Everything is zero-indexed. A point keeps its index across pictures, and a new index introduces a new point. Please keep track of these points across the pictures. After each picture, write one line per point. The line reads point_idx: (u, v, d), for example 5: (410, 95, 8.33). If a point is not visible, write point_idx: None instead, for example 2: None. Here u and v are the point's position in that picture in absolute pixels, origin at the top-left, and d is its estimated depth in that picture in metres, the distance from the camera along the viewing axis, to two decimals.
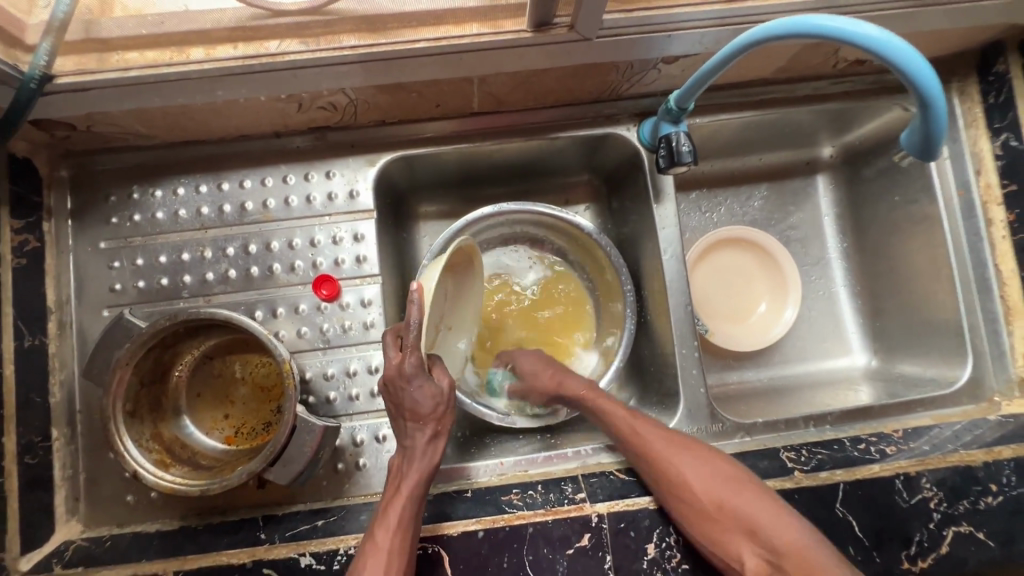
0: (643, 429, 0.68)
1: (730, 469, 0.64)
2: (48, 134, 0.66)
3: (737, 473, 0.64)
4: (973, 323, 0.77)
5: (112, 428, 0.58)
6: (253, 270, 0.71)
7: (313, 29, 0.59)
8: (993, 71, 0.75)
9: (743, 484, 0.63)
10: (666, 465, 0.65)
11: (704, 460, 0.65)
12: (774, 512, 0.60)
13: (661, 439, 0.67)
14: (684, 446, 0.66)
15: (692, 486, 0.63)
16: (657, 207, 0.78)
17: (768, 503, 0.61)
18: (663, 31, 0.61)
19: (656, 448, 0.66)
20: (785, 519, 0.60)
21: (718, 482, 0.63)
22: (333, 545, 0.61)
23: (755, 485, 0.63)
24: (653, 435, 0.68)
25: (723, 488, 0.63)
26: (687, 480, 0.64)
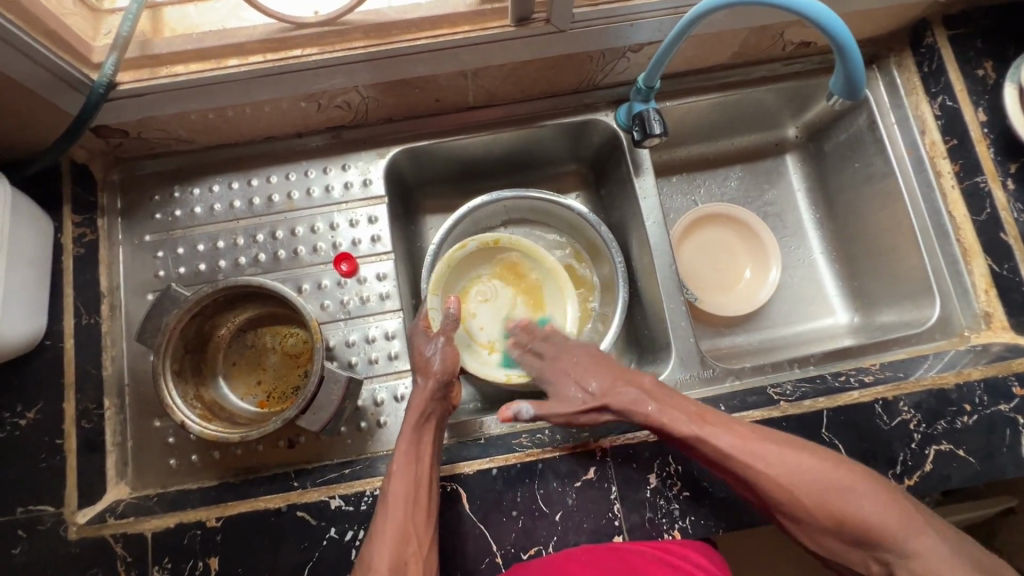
0: (743, 450, 0.64)
1: (839, 474, 0.63)
2: (104, 142, 0.76)
3: (850, 478, 0.63)
4: (936, 267, 0.84)
5: (162, 383, 0.65)
6: (280, 253, 0.80)
7: (330, 37, 0.70)
8: (923, 44, 0.85)
9: (868, 497, 0.62)
10: (776, 489, 0.63)
11: (818, 476, 0.63)
12: (890, 517, 0.60)
13: (762, 458, 0.64)
14: (790, 461, 0.64)
15: (794, 490, 0.63)
16: (637, 179, 0.87)
17: (886, 509, 0.61)
18: (626, 20, 0.71)
19: (762, 474, 0.63)
20: (900, 518, 0.60)
21: (838, 495, 0.62)
22: (360, 487, 0.67)
23: (867, 488, 0.62)
24: (757, 456, 0.64)
25: (828, 493, 0.62)
26: (803, 501, 0.63)
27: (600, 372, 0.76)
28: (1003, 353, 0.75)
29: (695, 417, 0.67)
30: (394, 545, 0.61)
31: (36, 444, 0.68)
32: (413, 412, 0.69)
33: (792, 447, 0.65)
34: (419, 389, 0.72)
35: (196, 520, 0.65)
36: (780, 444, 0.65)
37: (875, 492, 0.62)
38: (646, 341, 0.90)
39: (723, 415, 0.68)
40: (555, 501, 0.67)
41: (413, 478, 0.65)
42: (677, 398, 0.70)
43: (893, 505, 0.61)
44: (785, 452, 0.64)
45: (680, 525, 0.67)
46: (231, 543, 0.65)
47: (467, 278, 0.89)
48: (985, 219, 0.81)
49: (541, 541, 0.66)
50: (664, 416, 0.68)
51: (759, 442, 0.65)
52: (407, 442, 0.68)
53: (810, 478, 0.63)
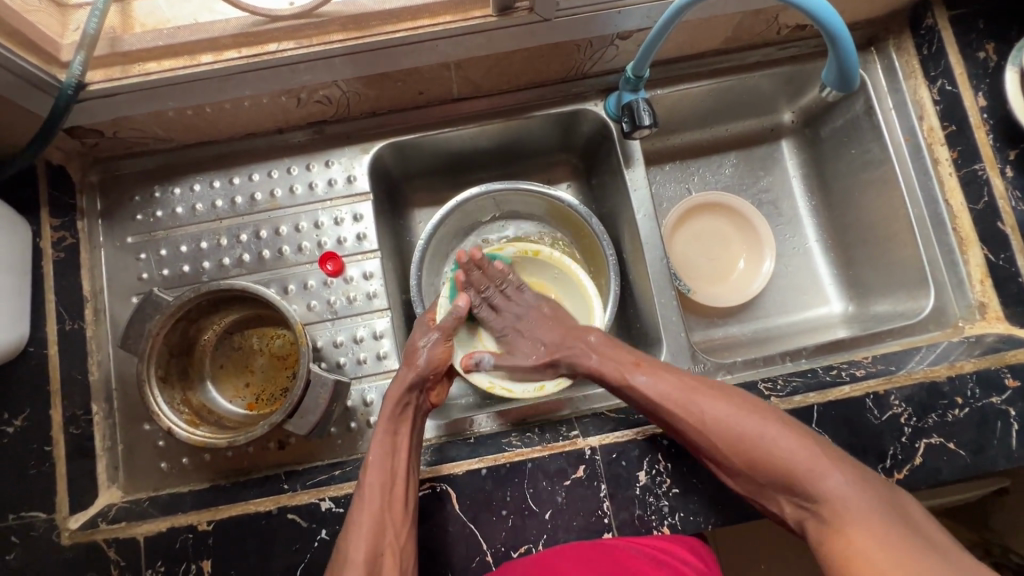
0: (664, 394, 0.68)
1: (751, 418, 0.65)
2: (80, 143, 0.75)
3: (762, 420, 0.64)
4: (932, 256, 0.82)
5: (147, 390, 0.65)
6: (265, 253, 0.79)
7: (306, 30, 0.67)
8: (924, 26, 0.82)
9: (779, 438, 0.63)
10: (694, 429, 0.66)
11: (731, 416, 0.65)
12: (799, 456, 0.61)
13: (683, 403, 0.67)
14: (707, 404, 0.66)
15: (711, 427, 0.65)
16: (628, 170, 0.85)
17: (796, 447, 0.62)
18: (613, 7, 0.69)
19: (680, 414, 0.67)
20: (809, 457, 0.61)
21: (751, 437, 0.63)
22: (350, 489, 0.67)
23: (781, 432, 0.63)
24: (680, 400, 0.67)
25: (739, 431, 0.64)
26: (716, 441, 0.65)
27: (555, 323, 0.80)
28: (997, 344, 0.74)
29: (631, 365, 0.72)
30: (370, 537, 0.61)
31: (24, 451, 0.67)
32: (389, 403, 0.70)
33: (711, 393, 0.68)
34: (399, 380, 0.71)
35: (187, 524, 0.65)
36: (708, 392, 0.67)
37: (792, 437, 0.62)
38: (638, 334, 0.89)
39: (661, 365, 0.72)
40: (545, 499, 0.67)
41: (390, 468, 0.65)
42: (619, 348, 0.75)
43: (807, 446, 0.62)
44: (701, 396, 0.67)
45: (670, 521, 0.67)
46: (223, 546, 0.65)
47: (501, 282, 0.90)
48: (982, 208, 0.79)
49: (531, 539, 0.66)
50: (603, 366, 0.73)
51: (677, 384, 0.69)
52: (384, 433, 0.68)
53: (722, 420, 0.65)
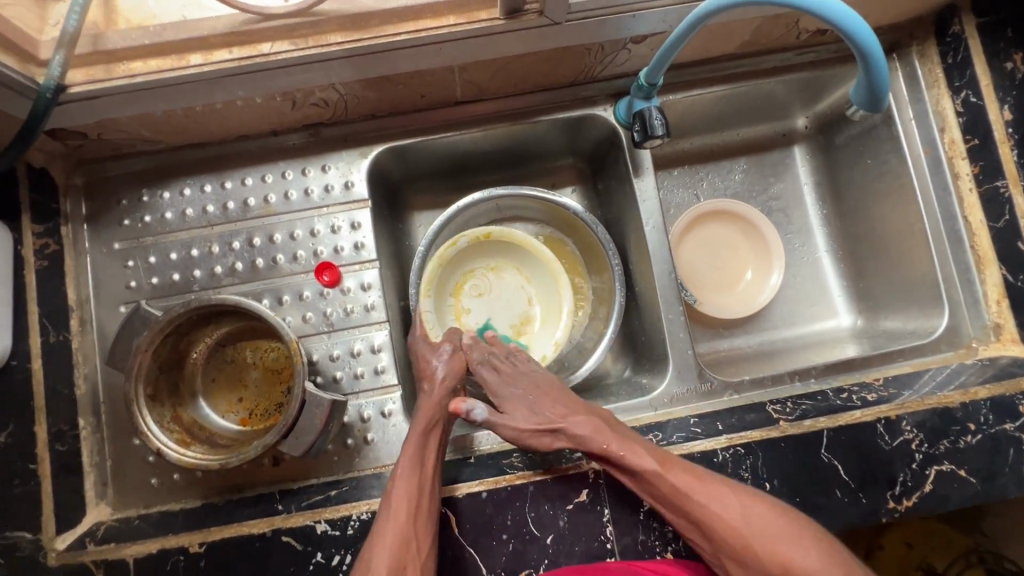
0: (693, 489, 0.61)
1: (784, 523, 0.59)
2: (62, 144, 0.71)
3: (793, 526, 0.59)
4: (948, 274, 0.80)
5: (135, 409, 0.62)
6: (258, 262, 0.76)
7: (302, 30, 0.64)
8: (950, 33, 0.79)
9: (815, 547, 0.58)
10: (720, 529, 0.60)
11: (766, 521, 0.59)
12: (835, 568, 0.57)
13: (708, 502, 0.61)
14: (734, 505, 0.61)
15: (739, 533, 0.59)
16: (637, 180, 0.82)
17: (829, 560, 0.57)
18: (627, 11, 0.65)
19: (712, 512, 0.60)
20: (845, 571, 0.57)
21: (782, 548, 0.58)
22: (346, 511, 0.66)
23: (816, 544, 0.58)
24: (706, 496, 0.61)
25: (771, 539, 0.58)
26: (748, 545, 0.59)
27: (558, 397, 0.71)
28: (1011, 368, 0.73)
29: (653, 458, 0.64)
30: (395, 548, 0.59)
31: (8, 469, 0.65)
32: (421, 415, 0.67)
33: (736, 491, 0.62)
34: (425, 396, 0.70)
35: (178, 545, 0.64)
36: (735, 490, 0.62)
37: (824, 549, 0.58)
38: (643, 347, 0.87)
39: (678, 458, 0.65)
40: (547, 524, 0.66)
41: (417, 481, 0.63)
42: (633, 434, 0.67)
43: (844, 561, 0.57)
44: (729, 495, 0.61)
45: (673, 547, 0.66)
46: (215, 569, 0.63)
47: (458, 274, 0.87)
48: (1002, 227, 0.77)
49: (532, 564, 0.65)
50: (618, 451, 0.64)
51: (704, 482, 0.62)
52: (412, 446, 0.66)
53: (754, 523, 0.59)
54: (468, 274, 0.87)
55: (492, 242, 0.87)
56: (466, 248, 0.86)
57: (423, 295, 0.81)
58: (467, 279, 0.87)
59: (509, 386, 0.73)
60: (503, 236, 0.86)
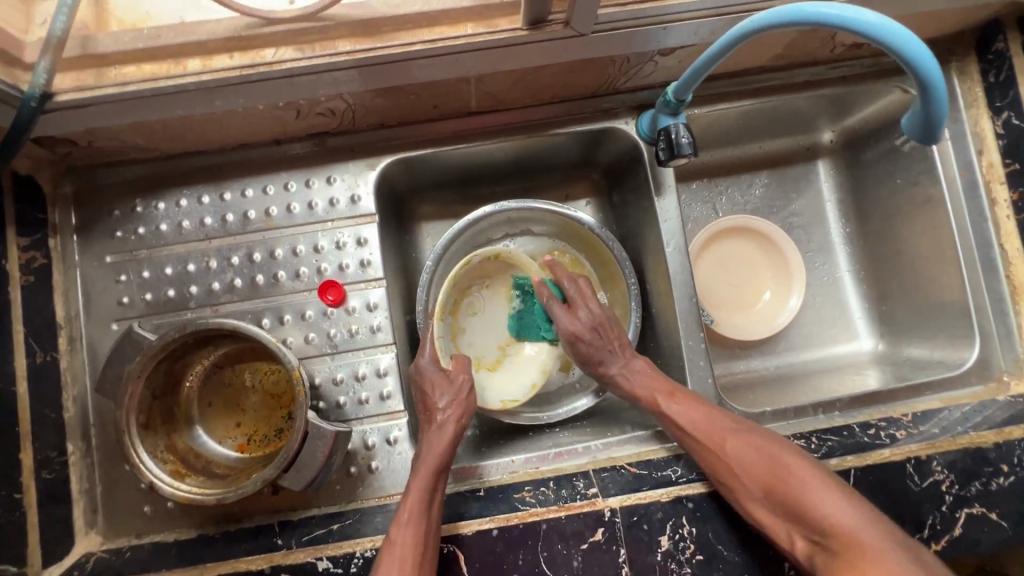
0: (692, 420, 0.68)
1: (776, 451, 0.64)
2: (50, 151, 0.66)
3: (786, 456, 0.63)
4: (979, 304, 0.77)
5: (127, 440, 0.59)
6: (258, 278, 0.72)
7: (309, 36, 0.59)
8: (993, 50, 0.75)
9: (804, 473, 0.61)
10: (714, 455, 0.65)
11: (760, 453, 0.63)
12: (829, 501, 0.58)
13: (707, 430, 0.67)
14: (731, 436, 0.66)
15: (733, 459, 0.64)
16: (658, 199, 0.78)
17: (819, 487, 0.60)
18: (658, 22, 0.61)
19: (703, 440, 0.66)
20: (831, 498, 0.59)
21: (774, 470, 0.62)
22: (349, 548, 0.62)
23: (808, 474, 0.61)
24: (704, 425, 0.67)
25: (762, 464, 0.63)
26: (737, 472, 0.63)
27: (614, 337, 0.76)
28: None
29: (664, 393, 0.71)
30: None
31: None
32: (428, 457, 0.64)
33: (738, 425, 0.67)
34: (433, 433, 0.67)
35: None
36: (736, 426, 0.67)
37: (816, 475, 0.61)
38: (658, 371, 0.83)
39: (692, 394, 0.71)
40: (559, 565, 0.63)
41: (422, 530, 0.59)
42: (654, 374, 0.73)
43: (839, 491, 0.59)
44: (730, 431, 0.66)
45: None
46: None
47: (458, 291, 0.82)
48: None
49: None
50: (636, 388, 0.73)
51: (708, 416, 0.67)
52: (417, 490, 0.62)
53: (746, 452, 0.64)
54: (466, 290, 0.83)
55: (498, 262, 0.82)
56: (475, 268, 0.81)
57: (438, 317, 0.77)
58: (463, 296, 0.83)
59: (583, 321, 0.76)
60: (511, 258, 0.81)
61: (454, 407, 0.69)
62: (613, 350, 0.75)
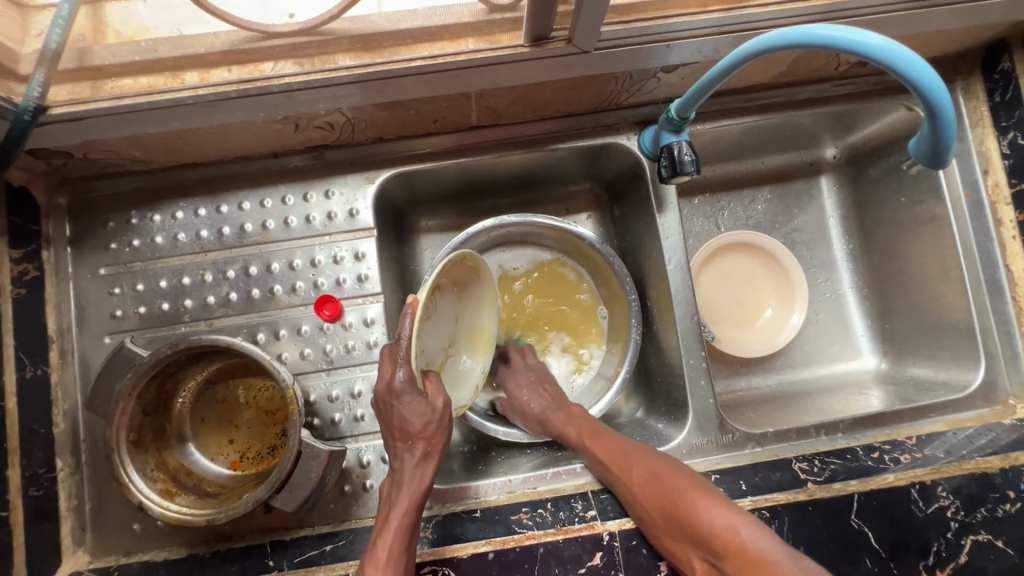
0: (606, 448, 0.68)
1: (678, 474, 0.62)
2: (45, 163, 0.66)
3: (685, 480, 0.61)
4: (984, 324, 0.76)
5: (116, 459, 0.58)
6: (254, 292, 0.71)
7: (308, 50, 0.59)
8: (998, 70, 0.74)
9: (688, 494, 0.59)
10: (621, 482, 0.64)
11: (662, 479, 0.62)
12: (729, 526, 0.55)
13: (616, 455, 0.66)
14: (637, 458, 0.65)
15: (636, 487, 0.63)
16: (660, 216, 0.77)
17: (714, 509, 0.57)
18: (661, 40, 0.60)
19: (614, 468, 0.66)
20: (719, 521, 0.56)
21: (675, 493, 0.60)
22: (343, 570, 0.62)
23: (710, 497, 0.58)
24: (612, 452, 0.67)
25: (658, 487, 0.61)
26: (640, 496, 0.62)
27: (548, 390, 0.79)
28: None
29: (586, 431, 0.72)
30: None
31: None
32: (413, 489, 0.61)
33: (641, 450, 0.66)
34: (404, 462, 0.62)
35: None
36: (640, 449, 0.66)
37: (714, 499, 0.58)
38: (658, 389, 0.82)
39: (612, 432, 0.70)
40: None
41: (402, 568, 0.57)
42: (582, 416, 0.75)
43: (734, 511, 0.57)
44: (637, 458, 0.65)
45: None
46: None
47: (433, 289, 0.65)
48: None
49: None
50: (566, 427, 0.74)
51: (620, 446, 0.67)
52: (397, 528, 0.58)
53: (647, 475, 0.63)
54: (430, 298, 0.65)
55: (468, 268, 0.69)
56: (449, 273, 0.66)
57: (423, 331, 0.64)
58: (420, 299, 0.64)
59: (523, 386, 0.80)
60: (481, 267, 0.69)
61: (431, 431, 0.62)
62: (548, 400, 0.78)
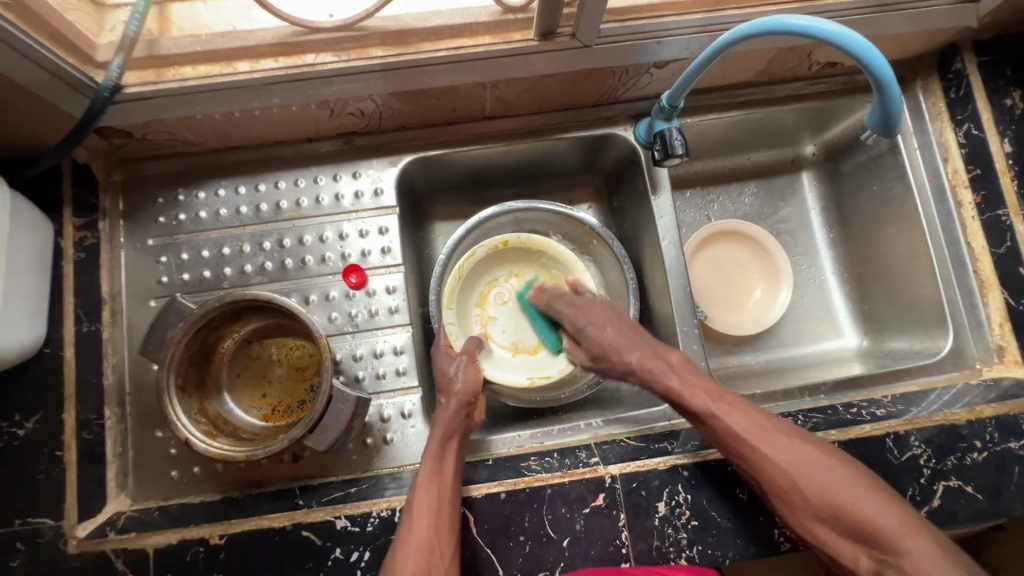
0: (748, 429, 0.67)
1: (831, 464, 0.64)
2: (107, 142, 0.74)
3: (843, 470, 0.63)
4: (951, 297, 0.83)
5: (166, 398, 0.64)
6: (287, 262, 0.78)
7: (346, 43, 0.68)
8: (952, 70, 0.83)
9: (851, 486, 0.62)
10: (771, 470, 0.64)
11: (821, 465, 0.63)
12: (886, 513, 0.59)
13: (764, 440, 0.66)
14: (784, 445, 0.65)
15: (794, 477, 0.63)
16: (654, 197, 0.85)
17: (875, 502, 0.60)
18: (652, 37, 0.69)
19: (762, 454, 0.65)
20: (892, 516, 0.59)
21: (828, 486, 0.62)
22: (367, 508, 0.66)
23: (862, 483, 0.62)
24: (761, 436, 0.66)
25: (825, 477, 0.63)
26: (795, 485, 0.63)
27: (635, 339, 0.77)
28: (1015, 389, 0.75)
29: (712, 397, 0.70)
30: (419, 551, 0.60)
31: (35, 456, 0.66)
32: (438, 428, 0.69)
33: (785, 434, 0.67)
34: (442, 408, 0.71)
35: (198, 537, 0.64)
36: (785, 433, 0.66)
37: (874, 493, 0.61)
38: None
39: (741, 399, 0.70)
40: (563, 527, 0.67)
41: (437, 493, 0.64)
42: (699, 376, 0.73)
43: (888, 504, 0.60)
44: (788, 440, 0.66)
45: (687, 554, 0.67)
46: (235, 562, 0.63)
47: (484, 283, 0.92)
48: (1005, 252, 0.80)
49: (547, 566, 0.66)
50: (683, 390, 0.71)
51: (764, 423, 0.67)
52: (431, 456, 0.67)
53: (800, 462, 0.64)
54: (491, 283, 0.92)
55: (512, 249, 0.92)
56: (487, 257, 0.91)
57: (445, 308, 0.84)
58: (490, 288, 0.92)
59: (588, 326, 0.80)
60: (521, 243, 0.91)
61: (466, 387, 0.73)
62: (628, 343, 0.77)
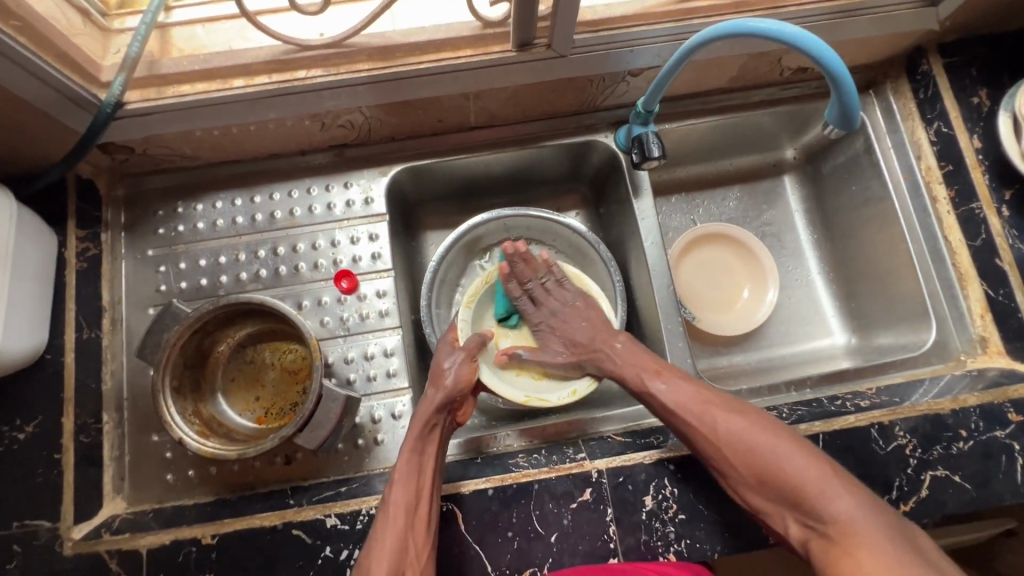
0: (685, 403, 0.69)
1: (769, 436, 0.65)
2: (110, 158, 0.78)
3: (778, 440, 0.64)
4: (932, 290, 0.84)
5: (161, 399, 0.66)
6: (281, 269, 0.81)
7: (334, 59, 0.71)
8: (919, 71, 0.87)
9: (790, 456, 0.62)
10: (708, 442, 0.66)
11: (755, 435, 0.65)
12: (809, 476, 0.61)
13: (701, 416, 0.68)
14: (722, 417, 0.67)
15: (727, 441, 0.65)
16: (636, 200, 0.88)
17: (807, 468, 0.61)
18: (625, 46, 0.73)
19: (700, 430, 0.67)
20: (826, 482, 0.60)
21: (761, 453, 0.63)
22: (356, 506, 0.67)
23: (791, 448, 0.63)
24: (700, 414, 0.68)
25: (761, 443, 0.64)
26: (729, 452, 0.65)
27: (590, 322, 0.81)
28: (999, 379, 0.75)
29: (652, 372, 0.73)
30: (394, 552, 0.60)
31: (33, 459, 0.68)
32: (417, 422, 0.70)
33: (724, 405, 0.69)
34: (427, 399, 0.72)
35: (191, 537, 0.65)
36: (723, 405, 0.68)
37: (809, 460, 0.62)
38: None
39: (679, 373, 0.73)
40: (551, 522, 0.67)
41: (415, 489, 0.65)
42: (642, 352, 0.76)
43: (822, 470, 0.61)
44: (720, 411, 0.67)
45: (676, 548, 0.67)
46: (226, 560, 0.64)
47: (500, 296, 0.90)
48: (981, 245, 0.81)
49: (536, 563, 0.66)
50: (627, 371, 0.75)
51: (702, 396, 0.69)
52: (410, 449, 0.68)
53: (736, 433, 0.66)
54: None
55: None
56: None
57: (466, 304, 0.85)
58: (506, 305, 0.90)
59: (557, 313, 0.83)
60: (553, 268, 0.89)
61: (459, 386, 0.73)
62: (589, 328, 0.80)
